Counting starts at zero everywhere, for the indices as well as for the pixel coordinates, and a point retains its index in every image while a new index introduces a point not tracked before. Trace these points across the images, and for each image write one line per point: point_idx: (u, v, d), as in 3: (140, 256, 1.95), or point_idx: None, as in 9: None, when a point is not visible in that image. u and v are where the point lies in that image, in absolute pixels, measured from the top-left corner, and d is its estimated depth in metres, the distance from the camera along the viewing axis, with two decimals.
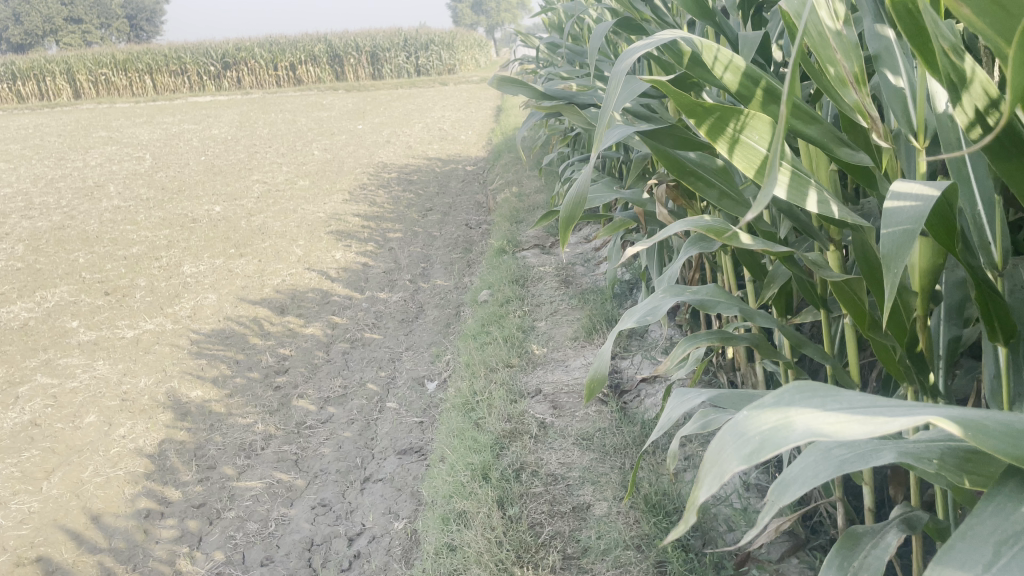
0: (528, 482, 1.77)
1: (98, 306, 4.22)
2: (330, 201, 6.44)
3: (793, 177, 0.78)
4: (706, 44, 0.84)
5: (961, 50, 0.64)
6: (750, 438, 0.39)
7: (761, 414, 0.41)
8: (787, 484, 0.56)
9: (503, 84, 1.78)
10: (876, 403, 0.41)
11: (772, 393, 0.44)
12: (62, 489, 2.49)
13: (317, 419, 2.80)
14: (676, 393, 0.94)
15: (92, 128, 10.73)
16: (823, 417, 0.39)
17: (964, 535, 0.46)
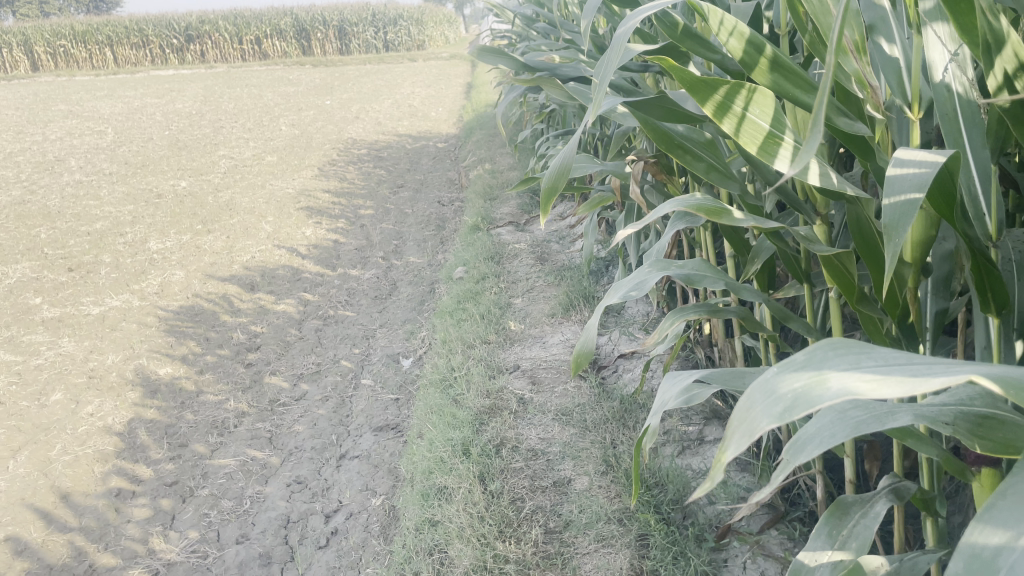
0: (508, 457, 1.77)
1: (62, 283, 4.13)
2: (299, 177, 6.35)
3: None
4: (709, 11, 0.83)
5: (996, 12, 0.65)
6: (781, 396, 0.38)
7: (792, 371, 0.40)
8: (802, 445, 0.56)
9: (483, 53, 1.74)
10: (913, 361, 0.40)
11: (804, 348, 0.43)
12: (29, 468, 2.44)
13: (290, 396, 2.77)
14: (669, 371, 0.92)
15: (51, 100, 10.43)
16: (856, 375, 0.38)
17: (1004, 494, 0.47)
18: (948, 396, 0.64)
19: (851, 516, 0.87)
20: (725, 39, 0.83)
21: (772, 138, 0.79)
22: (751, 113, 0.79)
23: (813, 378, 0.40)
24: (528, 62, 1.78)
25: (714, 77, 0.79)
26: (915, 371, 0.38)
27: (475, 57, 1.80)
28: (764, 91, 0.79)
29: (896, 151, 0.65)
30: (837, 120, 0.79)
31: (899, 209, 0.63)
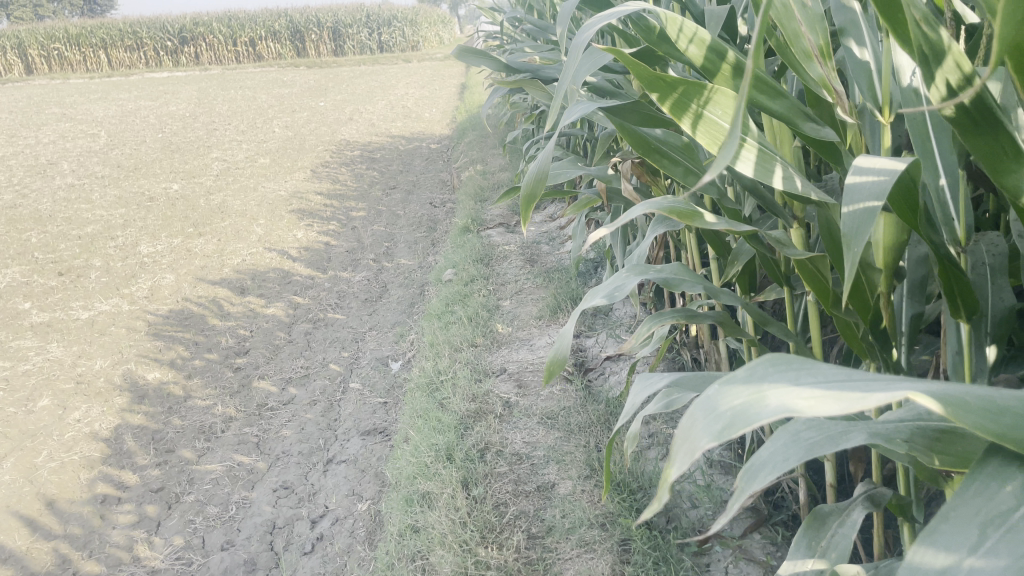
0: (493, 462, 1.76)
1: (52, 287, 4.11)
2: (292, 180, 6.33)
3: (758, 154, 0.75)
4: (670, 18, 0.81)
5: (933, 20, 0.58)
6: (721, 413, 0.37)
7: (732, 387, 0.39)
8: (754, 468, 0.54)
9: (465, 53, 1.71)
10: (853, 376, 0.39)
11: (744, 365, 0.43)
12: (15, 474, 2.43)
13: (278, 401, 2.75)
14: (641, 375, 0.91)
15: (45, 104, 10.40)
16: (797, 392, 0.37)
17: (947, 516, 0.44)
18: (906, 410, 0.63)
19: (829, 524, 0.86)
20: (686, 47, 0.82)
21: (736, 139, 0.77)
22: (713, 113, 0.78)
23: (755, 393, 0.39)
24: (511, 62, 1.77)
25: (674, 78, 0.78)
26: (854, 389, 0.37)
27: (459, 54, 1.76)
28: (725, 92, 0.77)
29: (857, 159, 0.65)
30: (805, 125, 0.79)
31: (856, 217, 0.63)
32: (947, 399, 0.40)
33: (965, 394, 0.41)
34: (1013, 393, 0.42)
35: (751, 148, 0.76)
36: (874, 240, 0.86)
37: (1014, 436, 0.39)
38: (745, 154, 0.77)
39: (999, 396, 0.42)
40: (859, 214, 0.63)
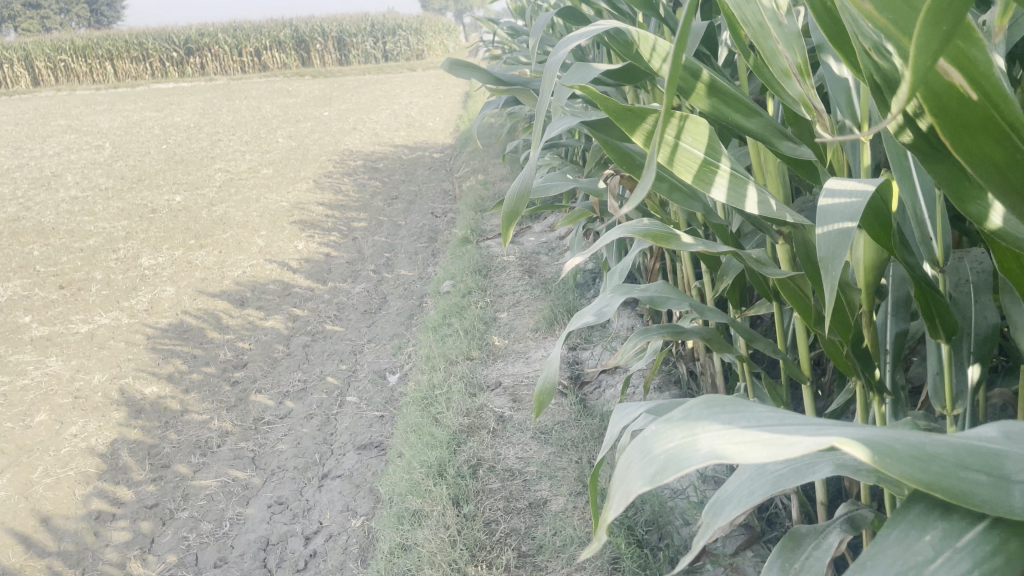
0: (484, 479, 1.74)
1: (53, 300, 4.12)
2: (294, 190, 6.34)
3: (731, 180, 0.78)
4: (642, 36, 0.81)
5: (884, 49, 0.56)
6: (655, 457, 0.38)
7: (667, 432, 0.40)
8: (722, 501, 0.55)
9: (455, 67, 1.69)
10: (783, 421, 0.40)
11: (683, 407, 0.43)
12: (10, 491, 2.42)
13: (275, 415, 2.75)
14: (620, 405, 0.89)
15: (50, 116, 10.45)
16: (727, 434, 0.38)
17: (864, 566, 0.44)
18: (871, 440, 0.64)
19: (806, 542, 0.84)
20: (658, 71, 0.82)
21: (707, 167, 0.79)
22: (680, 141, 0.79)
23: (689, 437, 0.39)
24: (501, 75, 1.74)
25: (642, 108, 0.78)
26: (781, 432, 0.37)
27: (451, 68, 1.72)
28: (697, 120, 0.78)
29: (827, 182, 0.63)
30: (781, 144, 0.78)
31: (827, 242, 0.61)
32: (879, 447, 0.40)
33: (893, 440, 0.39)
34: (945, 440, 0.41)
35: (723, 173, 0.78)
36: (854, 260, 0.85)
37: (943, 486, 0.38)
38: (718, 180, 0.79)
39: (928, 442, 0.41)
40: (829, 237, 0.60)
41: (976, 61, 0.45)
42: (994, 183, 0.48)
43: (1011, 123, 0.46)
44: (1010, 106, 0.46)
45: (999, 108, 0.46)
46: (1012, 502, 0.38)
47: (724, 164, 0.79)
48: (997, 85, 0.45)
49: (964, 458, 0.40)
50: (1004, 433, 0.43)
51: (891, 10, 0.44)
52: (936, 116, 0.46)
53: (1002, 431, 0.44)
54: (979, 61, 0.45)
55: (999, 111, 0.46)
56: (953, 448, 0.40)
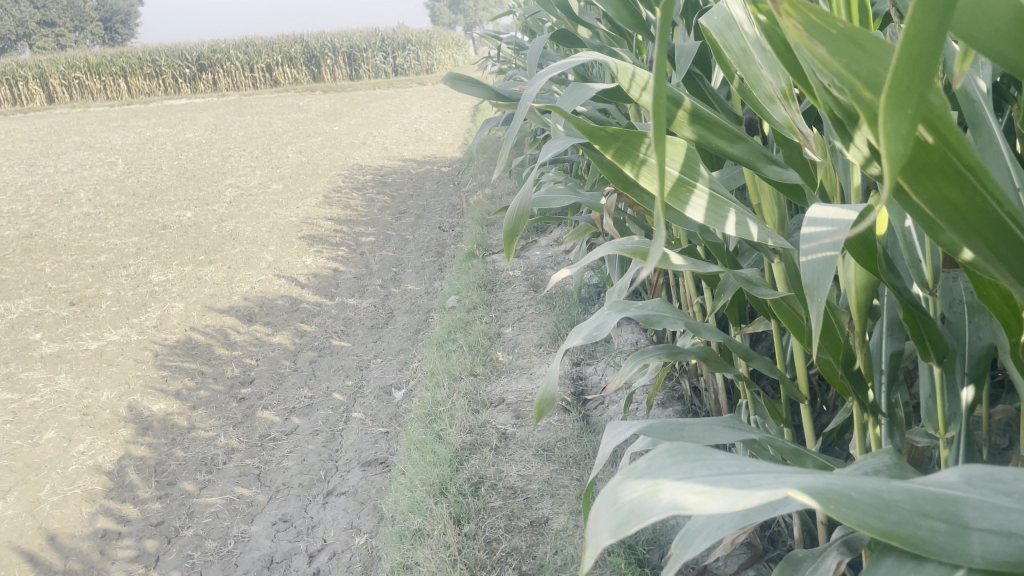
0: (486, 496, 1.74)
1: (63, 317, 4.15)
2: (303, 205, 6.37)
3: (708, 202, 0.80)
4: (621, 66, 0.85)
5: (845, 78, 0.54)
6: (620, 506, 0.40)
7: (631, 483, 0.42)
8: (692, 534, 0.57)
9: (457, 82, 1.67)
10: (743, 470, 0.42)
11: (646, 456, 0.46)
12: (18, 509, 2.44)
13: (281, 431, 2.75)
14: (611, 424, 0.89)
15: (64, 132, 10.56)
16: (687, 485, 0.40)
17: None
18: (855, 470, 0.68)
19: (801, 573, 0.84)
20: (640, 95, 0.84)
21: (686, 186, 0.80)
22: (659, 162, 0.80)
23: (652, 486, 0.41)
24: (501, 91, 1.74)
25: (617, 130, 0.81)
26: (737, 484, 0.39)
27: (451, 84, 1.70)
28: (675, 140, 0.80)
29: (811, 209, 0.63)
30: (766, 168, 0.78)
31: (813, 269, 0.62)
32: (835, 493, 0.41)
33: (851, 488, 0.42)
34: (902, 487, 0.44)
35: (702, 195, 0.80)
36: (848, 281, 0.84)
37: (901, 534, 0.41)
38: (696, 202, 0.81)
39: (887, 490, 0.43)
40: (817, 264, 0.61)
41: (934, 106, 0.44)
42: (955, 225, 0.48)
43: (967, 165, 0.46)
44: (966, 150, 0.45)
45: (957, 153, 0.45)
46: (968, 550, 0.42)
47: (703, 186, 0.80)
48: (957, 131, 0.45)
49: (921, 505, 0.43)
50: (964, 478, 0.45)
51: (844, 53, 0.45)
52: (894, 160, 0.46)
53: (962, 475, 0.46)
54: (936, 105, 0.44)
55: (955, 156, 0.45)
56: (910, 495, 0.43)
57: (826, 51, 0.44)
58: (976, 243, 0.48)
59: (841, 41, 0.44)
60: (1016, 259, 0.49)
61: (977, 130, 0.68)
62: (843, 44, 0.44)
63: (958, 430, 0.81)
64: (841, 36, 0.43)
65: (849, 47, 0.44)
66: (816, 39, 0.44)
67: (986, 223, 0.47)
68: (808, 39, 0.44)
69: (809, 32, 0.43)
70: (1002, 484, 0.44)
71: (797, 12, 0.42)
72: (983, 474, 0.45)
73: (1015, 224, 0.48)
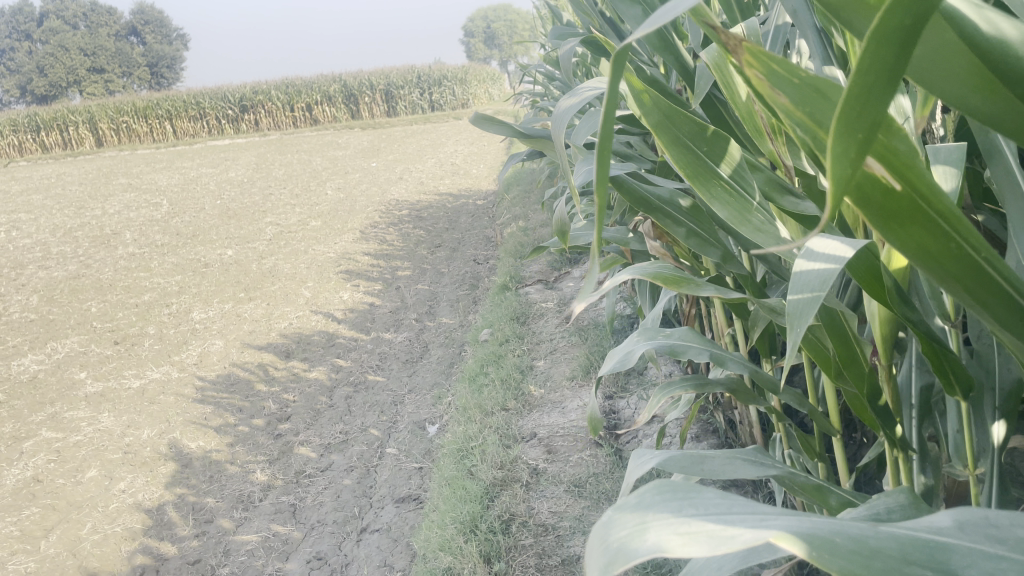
0: (517, 534, 1.72)
1: (107, 356, 4.23)
2: (341, 241, 6.44)
3: (738, 200, 0.73)
4: None
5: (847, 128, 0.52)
6: (608, 546, 0.39)
7: (620, 518, 0.41)
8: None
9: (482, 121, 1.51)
10: (731, 511, 0.40)
11: (636, 491, 0.44)
12: (60, 548, 2.49)
13: (316, 468, 2.76)
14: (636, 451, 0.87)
15: (112, 174, 10.85)
16: (675, 526, 0.38)
17: None
18: (867, 508, 0.64)
19: None
20: None
21: (710, 172, 0.74)
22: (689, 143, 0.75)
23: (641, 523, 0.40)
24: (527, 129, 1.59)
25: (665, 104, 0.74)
26: (725, 527, 0.38)
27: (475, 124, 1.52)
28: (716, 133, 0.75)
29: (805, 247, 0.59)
30: (783, 199, 0.73)
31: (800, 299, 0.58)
32: (826, 532, 0.38)
33: (837, 532, 0.38)
34: (889, 532, 0.39)
35: (730, 193, 0.74)
36: (871, 313, 0.82)
37: None
38: (722, 200, 0.74)
39: (874, 535, 0.38)
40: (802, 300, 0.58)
41: (899, 152, 0.39)
42: (927, 267, 0.41)
43: (941, 212, 0.40)
44: (936, 195, 0.40)
45: (924, 198, 0.40)
46: None
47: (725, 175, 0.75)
48: (920, 172, 0.40)
49: (909, 552, 0.38)
50: (957, 523, 0.41)
51: (807, 103, 0.42)
52: (859, 206, 0.41)
53: (956, 518, 0.42)
54: (900, 150, 0.39)
55: (924, 200, 0.40)
56: (897, 541, 0.38)
57: (788, 101, 0.42)
58: (954, 290, 0.41)
59: (804, 92, 0.41)
60: (1005, 308, 0.41)
61: (994, 162, 0.66)
62: (805, 95, 0.41)
63: (987, 466, 0.79)
64: (803, 85, 0.41)
65: (813, 97, 0.41)
66: (775, 87, 0.41)
67: (958, 268, 0.40)
68: (766, 87, 0.41)
69: (770, 80, 0.41)
70: (995, 530, 0.40)
71: (756, 60, 0.40)
72: (976, 519, 0.41)
73: (1002, 276, 0.41)
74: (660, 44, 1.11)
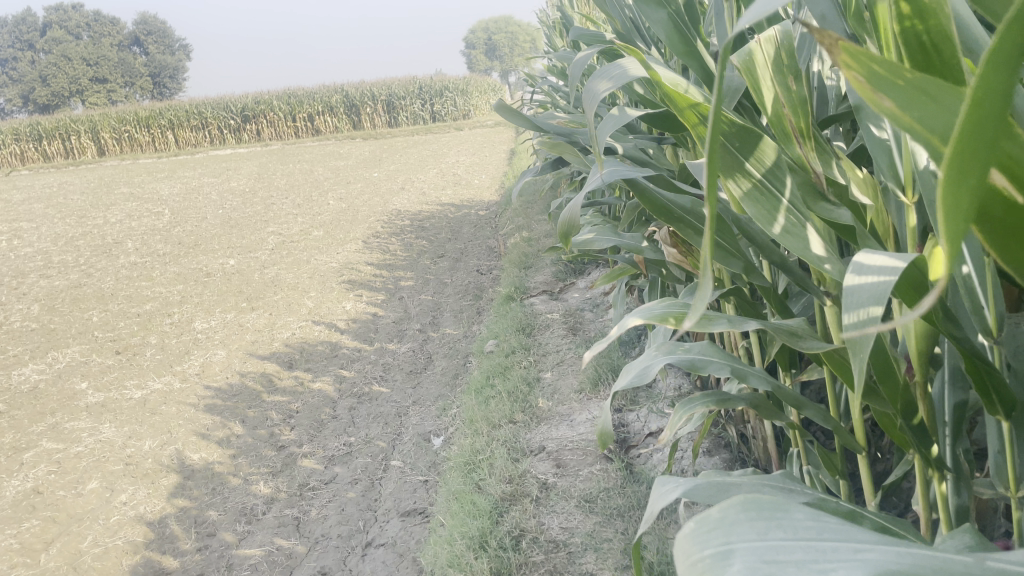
0: (527, 551, 1.69)
1: (109, 365, 4.20)
2: (343, 251, 6.42)
3: (766, 201, 0.77)
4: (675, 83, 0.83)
5: None
6: (695, 562, 0.40)
7: (705, 535, 0.42)
8: None
9: (505, 111, 1.53)
10: (822, 533, 0.40)
11: (720, 497, 0.44)
12: (59, 561, 2.45)
13: (320, 480, 2.73)
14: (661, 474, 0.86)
15: (114, 184, 10.83)
16: (760, 555, 0.39)
17: None
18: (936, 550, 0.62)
19: None
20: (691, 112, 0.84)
21: (741, 168, 0.78)
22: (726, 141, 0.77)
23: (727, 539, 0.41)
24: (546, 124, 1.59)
25: None
26: (815, 560, 0.38)
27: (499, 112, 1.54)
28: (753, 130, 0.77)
29: (855, 259, 0.58)
30: (817, 206, 0.78)
31: (851, 316, 0.56)
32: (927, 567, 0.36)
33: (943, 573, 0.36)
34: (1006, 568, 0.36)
35: (760, 194, 0.77)
36: (905, 328, 0.79)
37: None
38: (751, 200, 0.77)
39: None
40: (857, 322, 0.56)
41: None
42: None
43: None
44: None
45: None
46: None
47: (756, 174, 0.77)
48: None
49: None
50: None
51: (911, 105, 0.38)
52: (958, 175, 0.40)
53: None
54: None
55: None
56: None
57: (892, 104, 0.37)
58: None
59: (910, 93, 0.37)
60: None
61: None
62: (913, 97, 0.38)
63: None
64: (908, 85, 0.37)
65: (918, 98, 0.38)
66: (880, 93, 0.37)
67: None
68: (869, 92, 0.37)
69: (871, 83, 0.37)
70: None
71: (856, 61, 0.36)
72: None
73: None
74: (681, 45, 1.11)
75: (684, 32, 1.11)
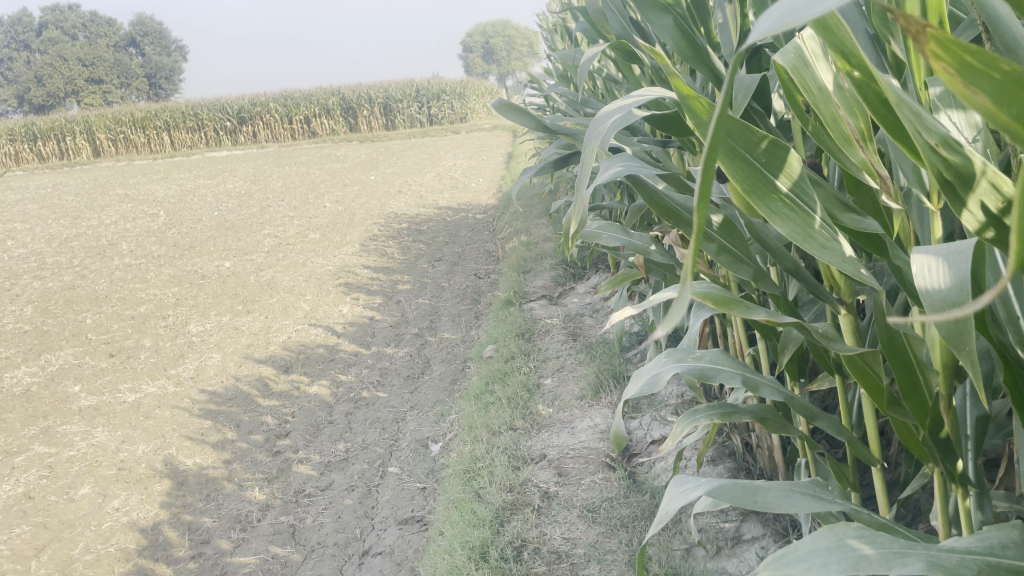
0: (529, 562, 1.66)
1: (102, 368, 4.15)
2: (340, 254, 6.37)
3: (798, 216, 0.71)
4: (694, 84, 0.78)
5: (955, 145, 0.48)
6: None
7: None
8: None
9: (505, 110, 1.50)
10: None
11: None
12: (50, 569, 2.40)
13: (316, 487, 2.69)
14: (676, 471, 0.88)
15: (109, 185, 10.77)
16: None
17: None
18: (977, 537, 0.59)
19: None
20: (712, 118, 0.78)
21: (770, 187, 0.70)
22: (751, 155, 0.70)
23: None
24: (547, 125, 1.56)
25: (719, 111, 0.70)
26: None
27: (499, 111, 1.51)
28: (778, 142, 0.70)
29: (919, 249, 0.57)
30: (843, 217, 0.75)
31: None
32: None
33: None
34: None
35: (794, 208, 0.71)
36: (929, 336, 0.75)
37: None
38: (781, 215, 0.71)
39: None
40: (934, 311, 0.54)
41: None
42: None
43: None
44: None
45: None
46: None
47: (784, 190, 0.71)
48: None
49: None
50: None
51: (1005, 98, 0.36)
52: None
53: None
54: None
55: None
56: None
57: (987, 98, 0.36)
58: None
59: (1004, 87, 0.36)
60: None
61: None
62: (1006, 89, 0.36)
63: None
64: (1006, 79, 0.35)
65: (1013, 91, 0.36)
66: (972, 84, 0.35)
67: None
68: (962, 87, 0.35)
69: (963, 77, 0.35)
70: None
71: (948, 53, 0.34)
72: None
73: None
74: (689, 49, 1.06)
75: (691, 35, 1.07)
